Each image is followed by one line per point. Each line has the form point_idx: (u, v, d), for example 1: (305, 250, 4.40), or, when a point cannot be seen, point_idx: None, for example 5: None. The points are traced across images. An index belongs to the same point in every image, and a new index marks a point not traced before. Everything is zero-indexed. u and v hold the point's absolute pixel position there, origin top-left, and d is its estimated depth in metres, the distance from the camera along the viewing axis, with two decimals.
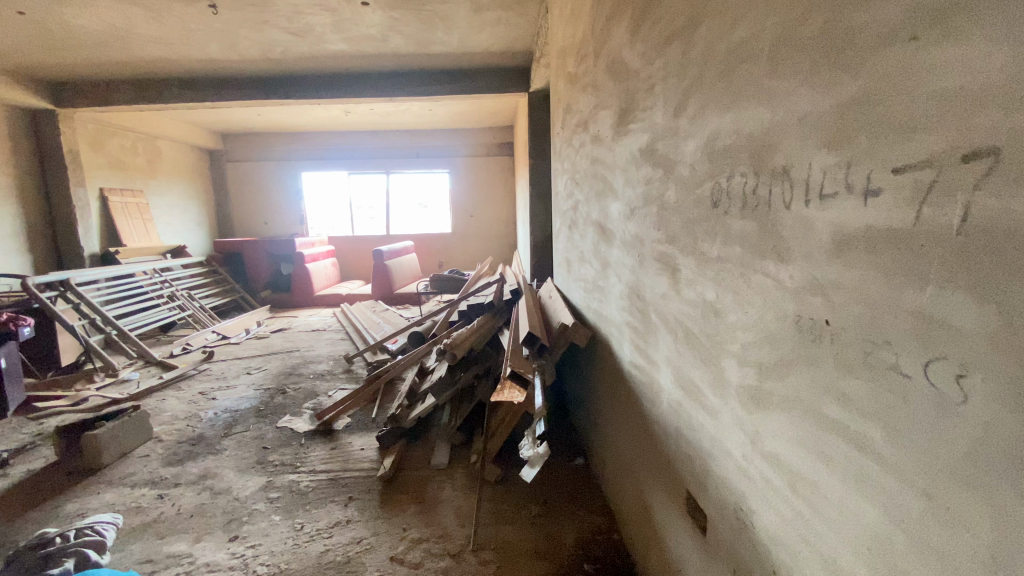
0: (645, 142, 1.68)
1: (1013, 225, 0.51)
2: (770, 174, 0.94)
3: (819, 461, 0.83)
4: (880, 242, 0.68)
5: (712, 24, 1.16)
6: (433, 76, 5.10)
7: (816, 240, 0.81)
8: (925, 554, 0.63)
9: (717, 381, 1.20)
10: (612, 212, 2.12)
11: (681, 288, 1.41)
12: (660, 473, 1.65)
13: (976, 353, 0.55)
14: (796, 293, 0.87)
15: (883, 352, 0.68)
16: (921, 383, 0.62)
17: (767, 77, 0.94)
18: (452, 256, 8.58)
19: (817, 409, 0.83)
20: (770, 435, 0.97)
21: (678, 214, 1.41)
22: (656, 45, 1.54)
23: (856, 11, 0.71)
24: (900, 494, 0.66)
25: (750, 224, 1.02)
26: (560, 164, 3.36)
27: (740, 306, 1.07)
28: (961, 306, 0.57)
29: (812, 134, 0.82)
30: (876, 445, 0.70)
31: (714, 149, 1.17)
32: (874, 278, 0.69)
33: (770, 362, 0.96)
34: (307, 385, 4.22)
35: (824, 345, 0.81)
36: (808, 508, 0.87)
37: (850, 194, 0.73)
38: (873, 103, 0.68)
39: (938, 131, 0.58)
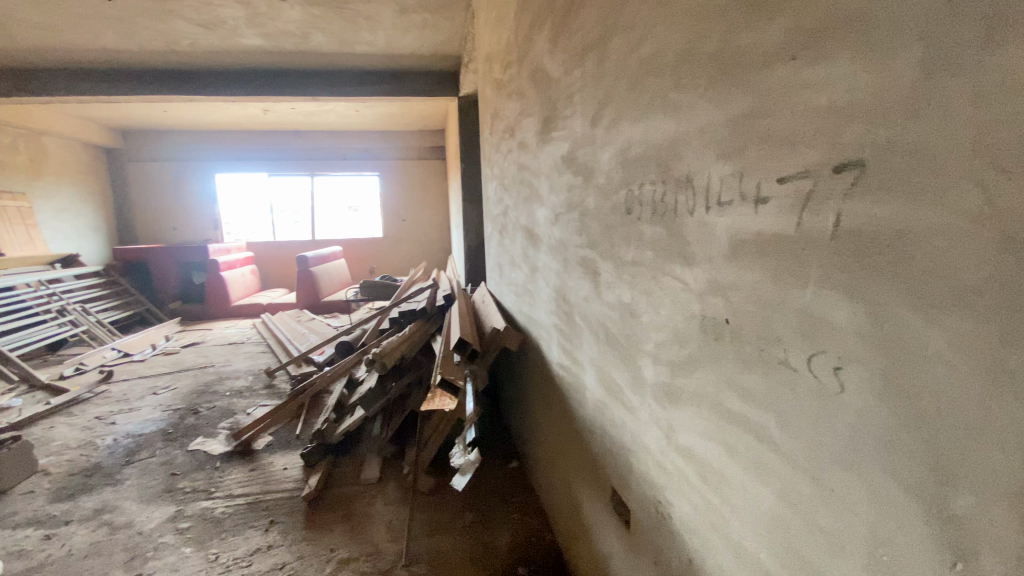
0: (566, 150, 1.73)
1: (871, 232, 0.56)
2: (675, 183, 1.00)
3: (724, 452, 0.88)
4: (767, 246, 0.73)
5: (623, 38, 1.21)
6: (359, 77, 4.94)
7: (715, 245, 0.87)
8: (817, 536, 0.68)
9: (635, 379, 1.24)
10: (538, 218, 2.15)
11: (601, 291, 1.46)
12: (588, 472, 1.68)
13: (848, 346, 0.61)
14: (700, 293, 0.92)
15: (774, 348, 0.73)
16: (806, 375, 0.68)
17: (670, 92, 1.00)
18: (383, 262, 8.34)
19: (720, 402, 0.88)
20: (683, 430, 1.02)
21: (598, 220, 1.45)
22: (573, 55, 1.59)
23: (744, 30, 0.77)
24: (792, 480, 0.72)
25: (659, 230, 1.07)
26: (489, 171, 3.36)
27: (653, 306, 1.12)
28: (836, 305, 0.62)
29: (710, 144, 0.87)
30: (770, 434, 0.76)
31: (627, 158, 1.22)
32: (763, 277, 0.75)
33: (680, 360, 1.01)
34: (223, 403, 3.92)
35: (724, 343, 0.86)
36: (716, 496, 0.91)
37: (744, 202, 0.79)
38: (760, 118, 0.74)
39: (814, 146, 0.64)
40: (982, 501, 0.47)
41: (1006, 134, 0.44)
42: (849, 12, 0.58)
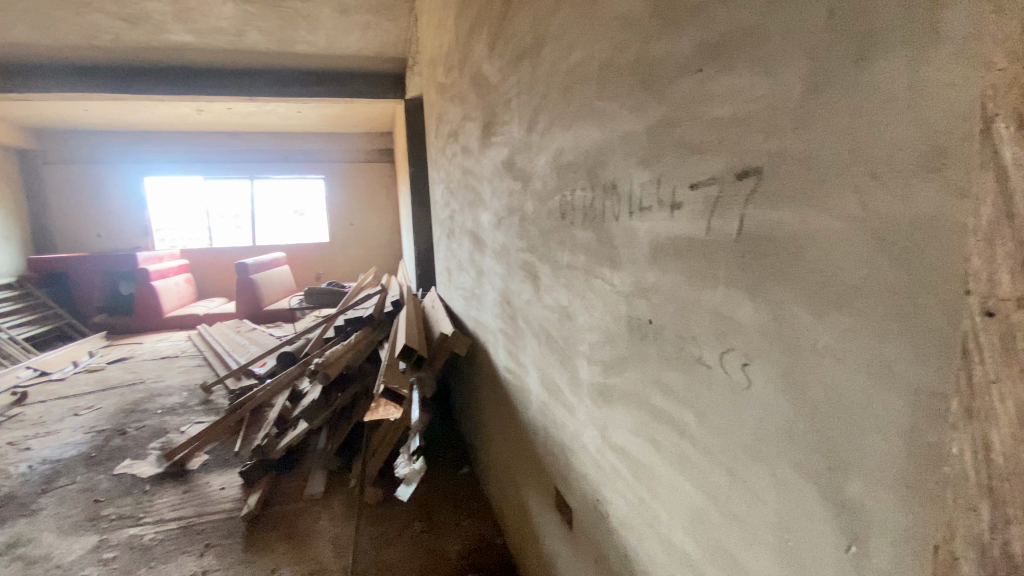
0: (505, 155, 1.74)
1: (769, 234, 0.60)
2: (602, 189, 1.03)
3: (651, 448, 0.91)
4: (682, 249, 0.77)
5: (553, 47, 1.24)
6: (298, 76, 4.69)
7: (638, 248, 0.90)
8: (732, 525, 0.71)
9: (573, 380, 1.27)
10: (482, 223, 2.14)
11: (541, 294, 1.47)
12: (533, 473, 1.69)
13: (754, 343, 0.64)
14: (627, 295, 0.96)
15: (691, 347, 0.77)
16: (719, 371, 0.71)
17: (596, 101, 1.03)
18: (331, 268, 8.05)
19: (648, 400, 0.91)
20: (615, 428, 1.05)
21: (536, 224, 1.47)
22: (509, 61, 1.61)
23: (657, 43, 0.81)
24: (710, 472, 0.75)
25: (590, 235, 1.10)
26: (436, 175, 3.33)
27: (587, 309, 1.15)
28: (742, 305, 0.65)
29: (631, 151, 0.90)
30: (690, 430, 0.79)
31: (559, 164, 1.25)
32: (681, 279, 0.78)
33: (612, 360, 1.04)
34: (154, 422, 3.67)
35: (649, 342, 0.89)
36: (646, 491, 0.94)
37: (661, 207, 0.82)
38: (673, 127, 0.78)
39: (718, 154, 0.68)
40: (868, 487, 0.50)
41: (875, 142, 0.47)
42: (746, 29, 0.62)
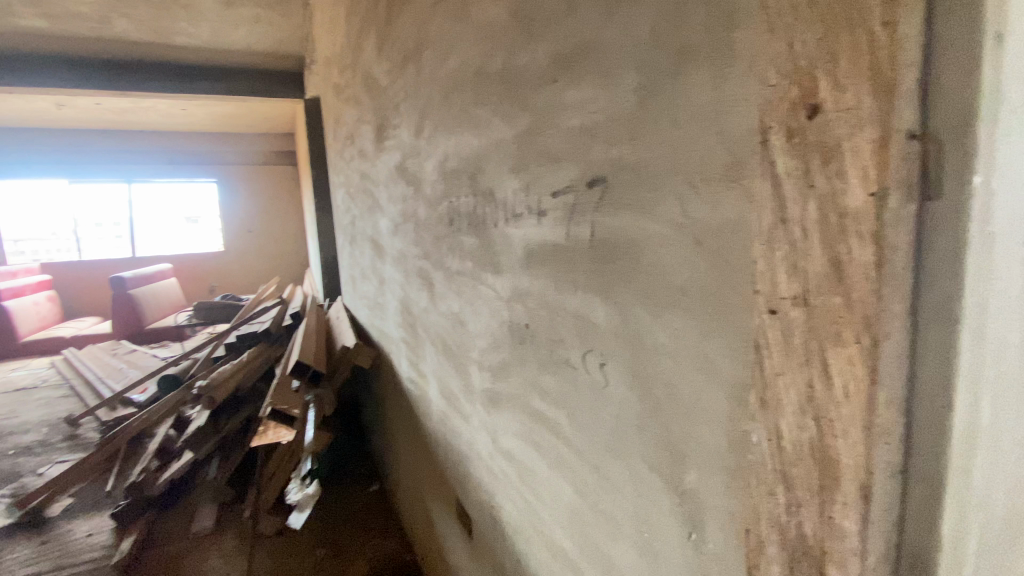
0: (396, 160, 1.65)
1: (616, 240, 0.63)
2: (482, 195, 1.02)
3: (533, 451, 0.92)
4: (551, 255, 0.79)
5: (434, 51, 1.21)
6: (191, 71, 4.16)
7: (515, 254, 0.91)
8: (601, 522, 0.73)
9: (466, 387, 1.24)
10: (377, 228, 2.04)
11: (433, 301, 1.42)
12: (436, 486, 1.64)
13: (609, 345, 0.67)
14: (508, 300, 0.96)
15: (561, 349, 0.79)
16: (585, 371, 0.73)
17: (472, 107, 1.02)
18: (228, 280, 7.32)
19: (529, 403, 0.92)
20: (504, 433, 1.04)
21: (426, 230, 1.42)
22: (396, 63, 1.55)
23: (519, 53, 0.82)
24: (582, 471, 0.77)
25: (474, 240, 1.09)
26: (335, 179, 3.14)
27: (476, 315, 1.13)
28: (599, 308, 0.68)
29: (505, 158, 0.90)
30: (564, 430, 0.81)
31: (445, 170, 1.21)
32: (551, 283, 0.80)
33: (497, 365, 1.04)
34: (4, 466, 3.15)
35: (527, 346, 0.90)
36: (532, 494, 0.95)
37: (531, 214, 0.84)
38: (537, 135, 0.79)
39: (573, 163, 0.70)
40: (702, 478, 0.53)
41: (691, 151, 0.50)
42: (588, 43, 0.65)
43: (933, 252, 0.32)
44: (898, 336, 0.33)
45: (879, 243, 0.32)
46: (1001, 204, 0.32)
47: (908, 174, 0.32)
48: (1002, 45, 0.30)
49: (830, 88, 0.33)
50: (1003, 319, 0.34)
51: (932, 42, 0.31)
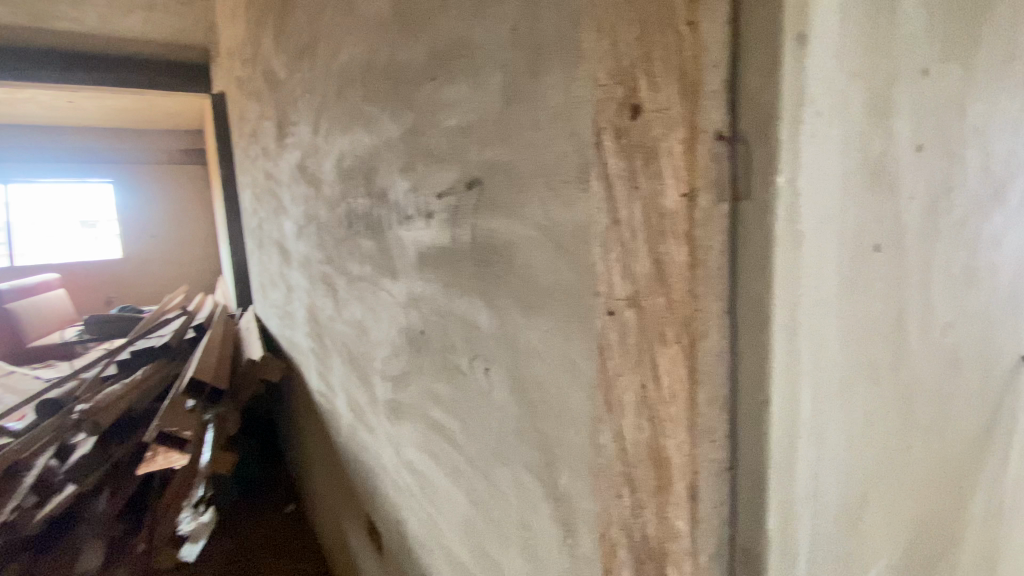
0: (297, 158, 1.54)
1: (493, 242, 0.61)
2: (375, 195, 0.97)
3: (431, 462, 0.88)
4: (438, 258, 0.75)
5: (328, 44, 1.13)
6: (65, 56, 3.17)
7: (407, 257, 0.86)
8: (492, 531, 0.71)
9: (370, 398, 1.17)
10: (283, 232, 1.89)
11: (336, 308, 1.33)
12: (349, 503, 1.54)
13: (491, 349, 0.65)
14: (404, 306, 0.90)
15: (451, 355, 0.75)
16: (472, 376, 0.70)
17: (363, 104, 0.97)
18: (127, 292, 6.31)
19: (426, 413, 0.87)
20: (406, 445, 0.99)
21: (327, 232, 1.32)
22: (294, 55, 1.44)
23: (401, 48, 0.79)
24: (473, 480, 0.74)
25: (371, 243, 1.02)
26: (241, 178, 2.90)
27: (375, 322, 1.06)
28: (481, 312, 0.66)
29: (394, 157, 0.86)
30: (455, 437, 0.78)
31: (342, 170, 1.14)
32: (439, 287, 0.76)
33: (396, 374, 0.98)
34: None
35: (421, 352, 0.85)
36: (433, 506, 0.91)
37: (419, 216, 0.79)
38: (421, 135, 0.75)
39: (451, 164, 0.68)
40: (572, 479, 0.52)
41: (548, 151, 0.49)
42: (460, 41, 0.63)
43: (747, 252, 0.33)
44: (717, 333, 0.34)
45: (691, 244, 0.33)
46: (807, 204, 0.33)
47: (718, 174, 0.32)
48: (802, 45, 0.30)
49: (648, 88, 0.33)
50: (817, 317, 0.35)
51: (738, 42, 0.31)
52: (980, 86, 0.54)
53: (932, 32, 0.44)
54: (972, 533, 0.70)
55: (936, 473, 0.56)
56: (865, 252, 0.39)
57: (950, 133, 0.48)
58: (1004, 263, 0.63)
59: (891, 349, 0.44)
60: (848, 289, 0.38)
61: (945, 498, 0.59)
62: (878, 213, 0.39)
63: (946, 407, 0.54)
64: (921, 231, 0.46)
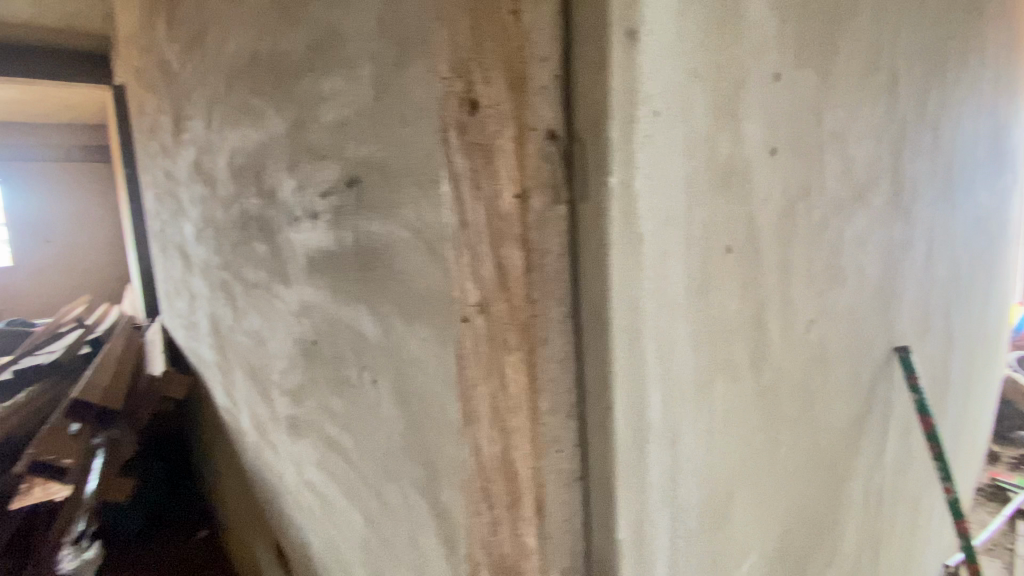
0: (194, 156, 1.41)
1: (372, 244, 0.57)
2: (266, 196, 0.90)
3: (329, 479, 0.83)
4: (325, 262, 0.70)
5: (217, 33, 1.05)
6: None
7: (297, 262, 0.80)
8: (386, 550, 0.67)
9: (271, 414, 1.09)
10: (184, 235, 1.73)
11: (235, 318, 1.23)
12: (259, 527, 1.44)
13: (376, 359, 0.60)
14: (297, 316, 0.84)
15: (341, 367, 0.70)
16: (361, 388, 0.66)
17: (251, 97, 0.89)
18: None
19: (323, 429, 0.82)
20: (306, 462, 0.93)
21: (224, 236, 1.22)
22: (186, 44, 1.33)
23: (283, 38, 0.73)
24: (367, 497, 0.70)
25: (265, 248, 0.95)
26: (142, 177, 2.64)
27: (273, 332, 0.98)
28: (365, 319, 0.61)
29: (280, 154, 0.80)
30: (349, 453, 0.73)
31: (234, 168, 1.05)
32: (328, 294, 0.70)
33: (294, 388, 0.92)
34: None
35: (315, 363, 0.80)
36: (333, 526, 0.85)
37: (307, 218, 0.74)
38: (304, 130, 0.70)
39: (332, 161, 0.63)
40: (451, 494, 0.50)
41: (416, 147, 0.46)
42: (335, 29, 0.58)
43: (587, 255, 0.32)
44: (558, 339, 0.33)
45: (527, 247, 0.31)
46: (644, 206, 0.32)
47: (553, 175, 0.31)
48: (632, 44, 0.30)
49: (482, 82, 0.31)
50: (663, 319, 0.35)
51: (570, 39, 0.30)
52: (842, 93, 0.56)
53: (785, 37, 0.44)
54: (853, 516, 0.74)
55: (809, 462, 0.58)
56: (713, 254, 0.39)
57: (808, 137, 0.50)
58: (870, 260, 0.67)
59: (750, 348, 0.45)
60: (695, 289, 0.38)
61: (820, 486, 0.62)
62: (727, 214, 0.40)
63: (815, 398, 0.56)
64: (779, 233, 0.47)
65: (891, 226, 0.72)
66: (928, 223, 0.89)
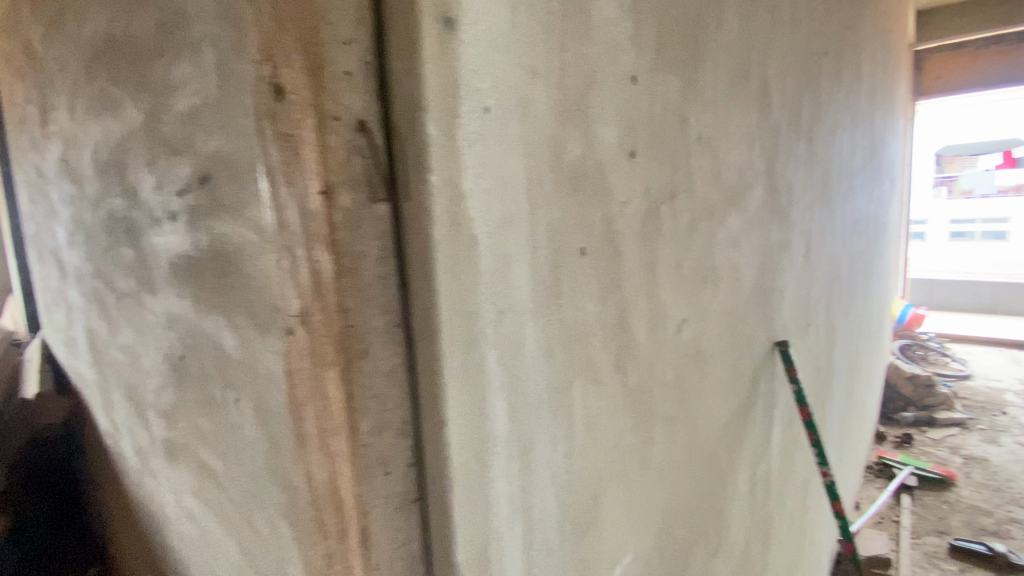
0: (60, 150, 1.25)
1: (226, 248, 0.51)
2: (129, 197, 0.80)
3: (205, 508, 0.75)
4: (187, 269, 0.63)
5: (75, 13, 0.93)
6: None
7: (161, 269, 0.72)
8: None
9: (149, 437, 0.98)
10: (58, 241, 1.54)
11: (108, 333, 1.10)
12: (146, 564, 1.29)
13: (238, 376, 0.54)
14: (166, 328, 0.76)
15: (207, 385, 0.64)
16: (226, 406, 0.59)
17: (109, 86, 0.80)
18: None
19: (196, 452, 0.74)
20: (183, 489, 0.84)
21: (93, 240, 1.09)
22: (47, 25, 1.17)
23: (134, 19, 0.65)
24: (239, 526, 0.64)
25: (132, 254, 0.85)
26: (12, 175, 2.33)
27: (145, 346, 0.88)
28: (225, 332, 0.55)
29: (139, 149, 0.71)
30: (219, 478, 0.67)
31: (98, 164, 0.94)
32: (192, 304, 0.63)
33: (167, 408, 0.83)
34: None
35: (184, 381, 0.72)
36: (211, 558, 0.77)
37: (167, 219, 0.66)
38: (159, 122, 0.63)
39: (186, 157, 0.57)
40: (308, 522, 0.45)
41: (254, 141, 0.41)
42: (180, 11, 0.52)
43: (411, 259, 0.29)
44: (383, 350, 0.30)
45: (337, 250, 0.28)
46: (477, 208, 0.30)
47: (366, 171, 0.29)
48: (448, 31, 0.27)
49: (280, 66, 0.28)
50: (506, 326, 0.33)
51: (382, 24, 0.28)
52: (710, 100, 0.57)
53: (640, 41, 0.45)
54: (739, 505, 0.76)
55: (688, 457, 0.59)
56: (563, 257, 0.38)
57: (670, 142, 0.50)
58: (746, 261, 0.70)
59: (612, 350, 0.45)
60: (545, 294, 0.36)
61: (701, 479, 0.63)
62: (579, 217, 0.39)
63: (689, 395, 0.58)
64: (641, 236, 0.47)
65: (767, 228, 0.76)
66: (806, 226, 0.95)
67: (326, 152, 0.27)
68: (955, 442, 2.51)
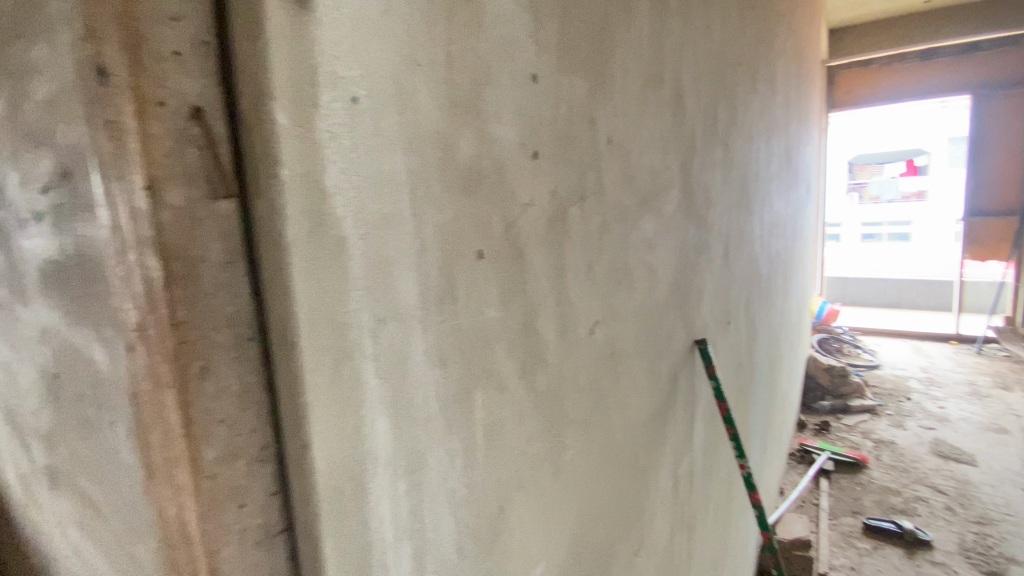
0: None
1: (85, 253, 0.45)
2: None
3: (90, 541, 0.67)
4: (51, 276, 0.55)
5: None
6: None
7: (27, 276, 0.63)
8: None
9: (27, 464, 0.86)
10: None
11: None
12: None
13: (106, 397, 0.48)
14: (35, 342, 0.66)
15: (81, 406, 0.56)
16: (100, 430, 0.53)
17: None
18: None
19: (77, 481, 0.66)
20: (66, 521, 0.74)
21: None
22: None
23: None
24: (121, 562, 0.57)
25: None
26: None
27: (16, 362, 0.77)
28: (93, 346, 0.49)
29: None
30: (100, 508, 0.59)
31: None
32: (61, 316, 0.56)
33: (44, 431, 0.73)
34: None
35: (59, 402, 0.64)
36: None
37: (29, 220, 0.58)
38: (16, 109, 0.55)
39: (43, 149, 0.50)
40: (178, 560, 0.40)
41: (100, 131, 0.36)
42: None
43: (264, 263, 0.26)
44: (231, 368, 0.27)
45: (170, 255, 0.24)
46: (344, 207, 0.27)
47: (206, 166, 0.25)
48: (300, 12, 0.25)
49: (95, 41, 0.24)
50: (388, 336, 0.30)
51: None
52: (621, 102, 0.58)
53: (541, 39, 0.43)
54: (661, 504, 0.77)
55: (604, 460, 0.59)
56: (459, 261, 0.36)
57: (579, 145, 0.50)
58: (662, 263, 0.71)
59: (518, 357, 0.43)
60: (438, 301, 0.34)
61: (620, 481, 0.63)
62: (475, 219, 0.37)
63: (604, 396, 0.58)
64: (547, 239, 0.46)
65: (684, 231, 0.78)
66: (724, 228, 0.98)
67: (152, 140, 0.24)
68: (867, 427, 2.71)
